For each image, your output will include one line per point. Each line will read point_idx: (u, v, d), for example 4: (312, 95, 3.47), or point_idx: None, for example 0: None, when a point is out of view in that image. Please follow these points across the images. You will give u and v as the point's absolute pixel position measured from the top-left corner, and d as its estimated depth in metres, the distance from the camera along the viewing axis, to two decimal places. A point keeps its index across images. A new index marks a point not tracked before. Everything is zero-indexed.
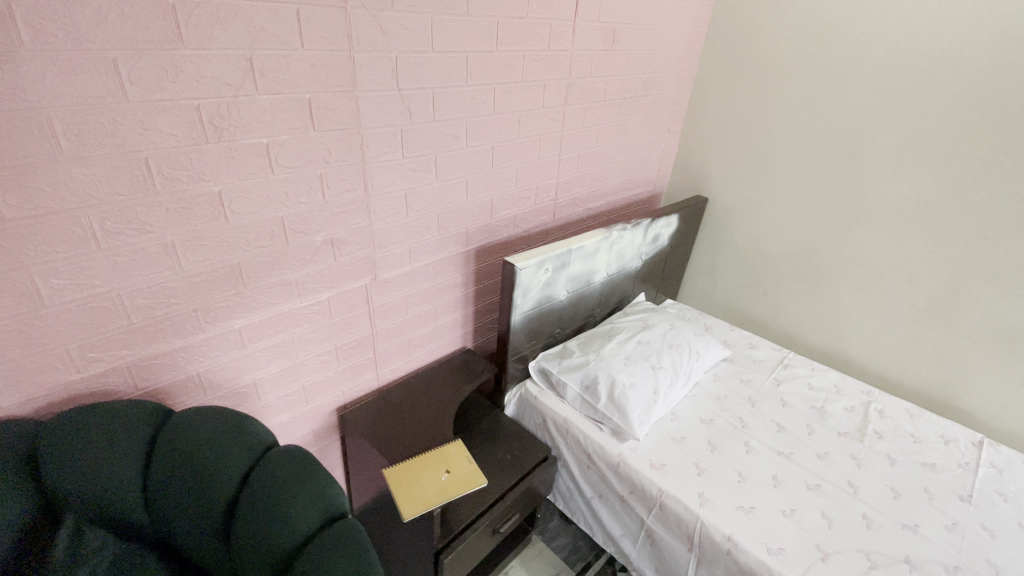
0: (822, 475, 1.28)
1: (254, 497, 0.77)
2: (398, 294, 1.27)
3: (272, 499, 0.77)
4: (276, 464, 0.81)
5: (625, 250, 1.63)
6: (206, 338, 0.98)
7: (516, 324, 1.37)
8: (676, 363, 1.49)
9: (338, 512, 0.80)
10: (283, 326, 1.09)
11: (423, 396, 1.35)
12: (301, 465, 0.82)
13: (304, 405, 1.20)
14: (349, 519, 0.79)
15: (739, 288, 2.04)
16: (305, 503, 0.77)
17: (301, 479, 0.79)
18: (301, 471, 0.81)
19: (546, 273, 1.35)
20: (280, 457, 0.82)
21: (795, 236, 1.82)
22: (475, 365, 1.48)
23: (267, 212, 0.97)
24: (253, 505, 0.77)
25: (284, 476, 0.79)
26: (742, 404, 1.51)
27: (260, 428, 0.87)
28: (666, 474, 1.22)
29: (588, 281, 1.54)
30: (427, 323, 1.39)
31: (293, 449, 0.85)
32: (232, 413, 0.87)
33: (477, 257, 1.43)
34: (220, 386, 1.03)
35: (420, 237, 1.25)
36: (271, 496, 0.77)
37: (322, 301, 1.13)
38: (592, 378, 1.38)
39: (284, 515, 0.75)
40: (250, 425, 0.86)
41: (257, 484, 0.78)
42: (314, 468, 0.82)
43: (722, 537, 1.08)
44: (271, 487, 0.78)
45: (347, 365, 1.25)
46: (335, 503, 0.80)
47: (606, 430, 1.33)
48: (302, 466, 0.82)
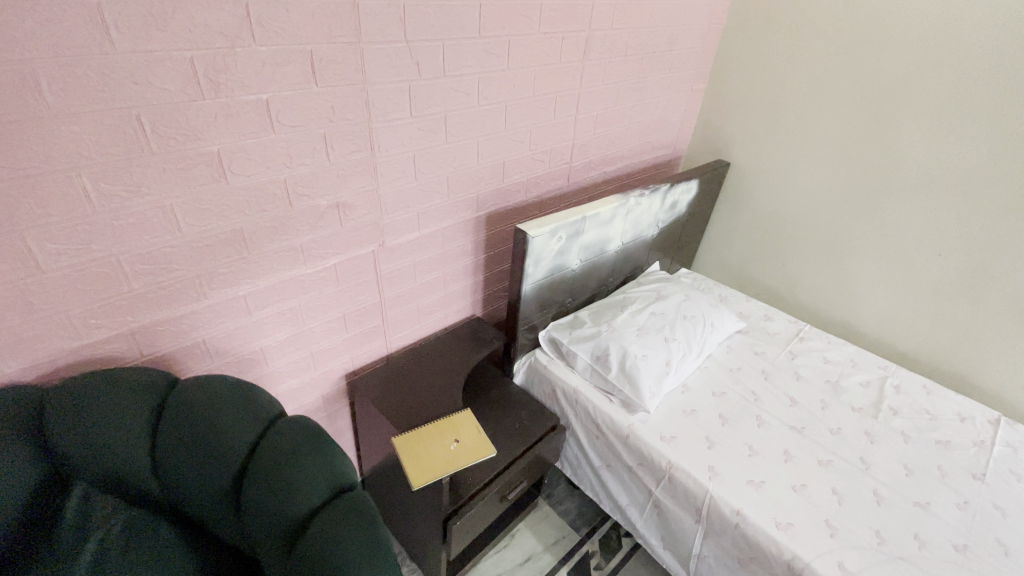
0: (834, 451, 1.27)
1: (263, 466, 0.77)
2: (407, 261, 1.24)
3: (280, 469, 0.76)
4: (284, 432, 0.80)
5: (641, 217, 1.57)
6: (211, 305, 0.96)
7: (527, 293, 1.34)
8: (689, 336, 1.46)
9: (348, 485, 0.80)
10: (290, 293, 1.06)
11: (432, 364, 1.33)
12: (311, 436, 0.81)
13: (312, 372, 1.19)
14: (359, 492, 0.79)
15: (757, 258, 1.98)
16: (315, 475, 0.77)
17: (310, 451, 0.79)
18: (312, 442, 0.80)
19: (559, 241, 1.30)
20: (288, 425, 0.81)
21: (819, 204, 1.73)
22: (485, 333, 1.46)
23: (269, 173, 0.92)
24: (263, 475, 0.76)
25: (293, 446, 0.78)
26: (755, 377, 1.49)
27: (268, 395, 0.86)
28: (676, 446, 1.21)
29: (602, 249, 1.49)
30: (436, 291, 1.36)
31: (302, 418, 0.84)
32: (239, 380, 0.86)
33: (488, 223, 1.38)
34: (226, 353, 1.02)
35: (429, 201, 1.20)
36: (279, 466, 0.76)
37: (328, 268, 1.10)
38: (603, 349, 1.35)
39: (293, 485, 0.75)
40: (258, 394, 0.85)
41: (267, 452, 0.78)
42: (324, 440, 0.81)
43: (730, 511, 1.08)
44: (281, 456, 0.77)
45: (356, 333, 1.23)
46: (345, 477, 0.80)
47: (615, 401, 1.32)
48: (312, 437, 0.81)
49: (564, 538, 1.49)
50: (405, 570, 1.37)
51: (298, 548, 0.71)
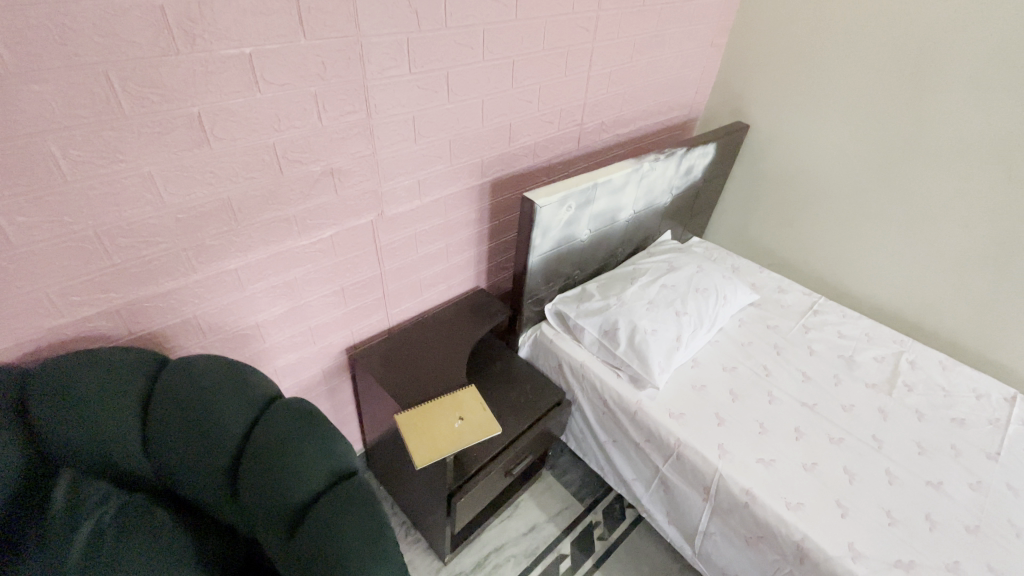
0: (846, 428, 1.24)
1: (259, 452, 0.74)
2: (407, 231, 1.17)
3: (278, 454, 0.73)
4: (281, 415, 0.77)
5: (655, 183, 1.49)
6: (201, 280, 0.90)
7: (534, 266, 1.28)
8: (701, 309, 1.41)
9: (349, 470, 0.77)
10: (285, 265, 1.01)
11: (435, 338, 1.29)
12: (309, 420, 0.78)
13: (311, 346, 1.15)
14: (361, 477, 0.76)
15: (772, 226, 1.90)
16: (314, 460, 0.74)
17: (308, 436, 0.76)
18: (311, 426, 0.77)
19: (568, 210, 1.23)
20: (285, 408, 0.79)
21: (842, 170, 1.64)
22: (489, 305, 1.41)
23: (256, 137, 0.84)
24: (259, 460, 0.74)
25: (291, 430, 0.76)
26: (767, 351, 1.44)
27: (263, 376, 0.83)
28: (685, 423, 1.18)
29: (612, 218, 1.42)
30: (438, 262, 1.30)
31: (298, 399, 0.81)
32: (232, 361, 0.83)
33: (493, 190, 1.30)
34: (220, 328, 0.98)
35: (430, 167, 1.12)
36: (276, 452, 0.74)
37: (325, 239, 1.04)
38: (612, 323, 1.31)
39: (291, 471, 0.72)
40: (253, 375, 0.82)
41: (263, 437, 0.75)
42: (323, 423, 0.78)
43: (740, 490, 1.06)
44: (279, 440, 0.74)
45: (355, 306, 1.18)
46: (346, 463, 0.77)
47: (623, 377, 1.28)
48: (310, 421, 0.78)
49: (568, 508, 1.50)
50: (410, 539, 1.38)
51: (297, 537, 0.69)
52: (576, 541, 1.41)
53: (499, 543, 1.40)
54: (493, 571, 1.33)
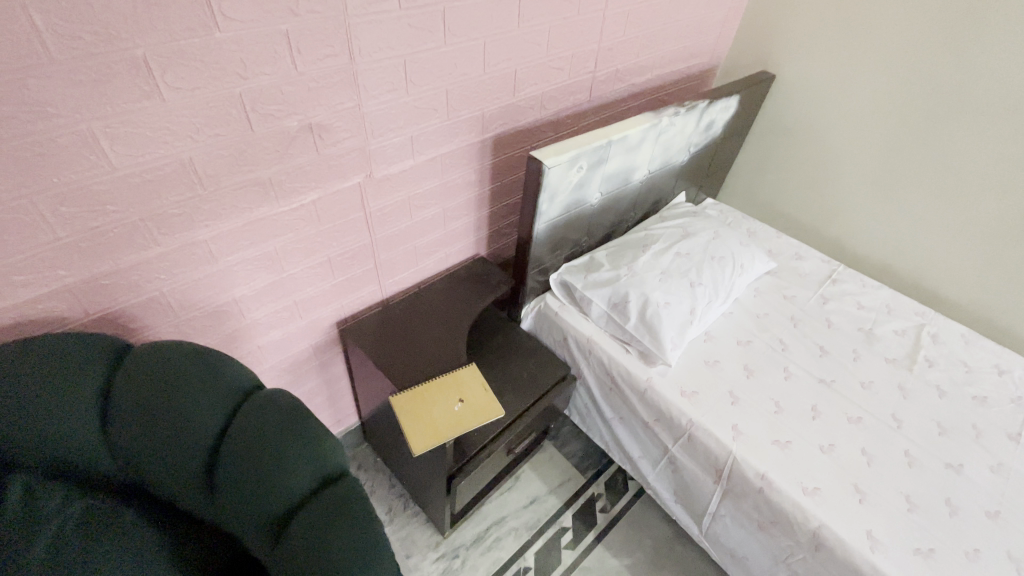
0: (865, 407, 1.18)
1: (236, 454, 0.67)
2: (400, 195, 1.05)
3: (257, 457, 0.66)
4: (259, 412, 0.70)
5: (672, 140, 1.35)
6: (166, 253, 0.80)
7: (540, 233, 1.17)
8: (716, 279, 1.32)
9: (338, 471, 0.70)
10: (263, 235, 0.90)
11: (432, 310, 1.20)
12: (291, 415, 0.70)
13: (297, 322, 1.06)
14: (350, 479, 0.69)
15: (792, 188, 1.78)
16: (299, 461, 0.67)
17: (289, 435, 0.68)
18: (293, 424, 0.69)
19: (579, 171, 1.11)
20: (263, 403, 0.71)
21: (874, 128, 1.50)
22: (490, 274, 1.31)
23: (219, 86, 0.71)
24: (237, 464, 0.67)
25: (270, 430, 0.68)
26: (784, 324, 1.37)
27: (237, 365, 0.75)
28: (697, 403, 1.12)
29: (625, 179, 1.29)
30: (435, 229, 1.19)
31: (278, 390, 0.74)
32: (202, 348, 0.74)
33: (495, 149, 1.17)
34: (193, 306, 0.88)
35: (425, 122, 0.99)
36: (254, 454, 0.67)
37: (307, 205, 0.92)
38: (622, 295, 1.21)
39: (270, 476, 0.65)
40: (225, 365, 0.73)
41: (240, 438, 0.68)
42: (306, 419, 0.71)
43: (754, 474, 1.00)
44: (257, 441, 0.67)
45: (344, 278, 1.08)
46: (335, 462, 0.70)
47: (632, 352, 1.20)
48: (292, 417, 0.70)
49: (569, 480, 1.47)
50: (409, 512, 1.35)
51: (282, 545, 0.63)
52: (577, 514, 1.39)
53: (499, 516, 1.37)
54: (493, 545, 1.31)
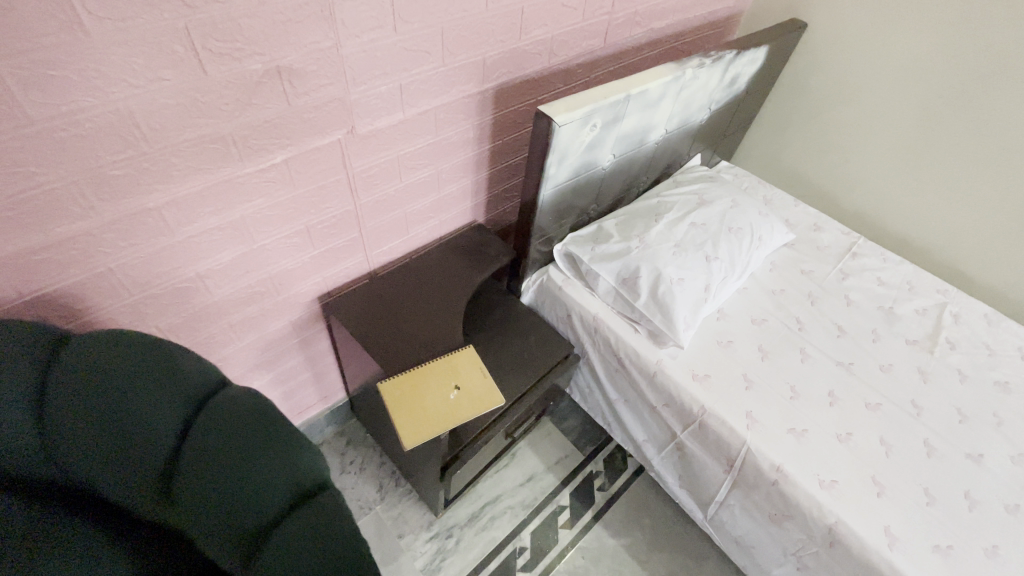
0: (883, 392, 1.12)
1: (198, 466, 0.58)
2: (387, 155, 0.92)
3: (220, 471, 0.58)
4: (222, 417, 0.61)
5: (694, 96, 1.21)
6: (110, 223, 0.68)
7: (546, 199, 1.05)
8: (733, 253, 1.22)
9: (318, 484, 0.61)
10: (227, 201, 0.77)
11: (424, 283, 1.09)
12: (260, 421, 0.62)
13: (274, 297, 0.95)
14: (330, 491, 0.60)
15: (814, 151, 1.65)
16: (270, 475, 0.58)
17: (258, 444, 0.60)
18: (262, 432, 0.61)
19: (592, 130, 0.98)
20: (227, 407, 0.62)
21: (913, 87, 1.36)
22: (489, 244, 1.19)
23: (157, 16, 0.57)
24: (198, 477, 0.58)
25: (236, 439, 0.59)
26: (801, 302, 1.28)
27: (198, 361, 0.66)
28: (710, 387, 1.04)
29: (641, 139, 1.16)
30: (427, 194, 1.06)
31: (247, 389, 0.65)
32: (157, 342, 0.65)
33: (496, 102, 1.02)
34: (148, 283, 0.77)
35: (416, 69, 0.84)
36: (218, 467, 0.58)
37: (278, 166, 0.79)
38: (632, 270, 1.11)
39: (238, 492, 0.57)
40: (184, 361, 0.64)
41: (201, 447, 0.59)
42: (278, 427, 0.62)
43: (769, 467, 0.94)
44: (221, 452, 0.58)
45: (325, 249, 0.97)
46: (313, 474, 0.61)
47: (641, 332, 1.12)
48: (262, 424, 0.61)
49: (567, 457, 1.42)
50: (400, 491, 1.30)
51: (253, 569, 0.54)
52: (575, 493, 1.34)
53: (495, 494, 1.32)
54: (488, 524, 1.27)
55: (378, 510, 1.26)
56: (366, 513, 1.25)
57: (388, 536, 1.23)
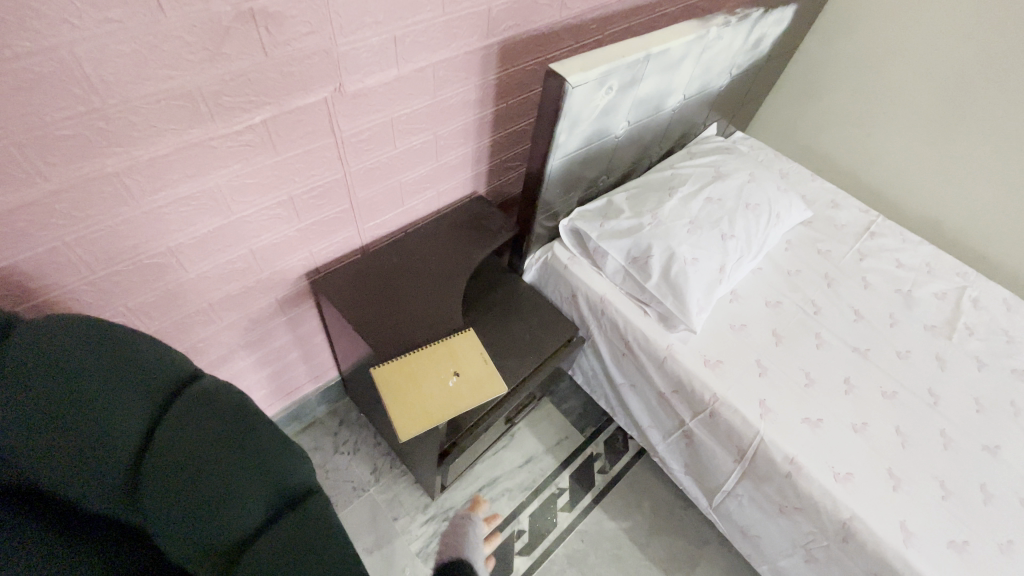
0: (899, 379, 1.07)
1: (164, 471, 0.52)
2: (380, 117, 0.83)
3: (190, 478, 0.51)
4: (192, 416, 0.54)
5: (716, 59, 1.11)
6: (62, 191, 0.59)
7: (554, 170, 0.97)
8: (749, 231, 1.15)
9: (304, 490, 0.55)
10: (198, 167, 0.68)
11: (421, 260, 1.02)
12: (236, 420, 0.55)
13: (257, 274, 0.88)
14: (316, 497, 0.54)
15: (835, 122, 1.56)
16: (247, 482, 0.52)
17: (234, 447, 0.53)
18: (238, 433, 0.54)
19: (607, 94, 0.89)
20: (197, 404, 0.55)
21: (949, 53, 1.26)
22: (490, 217, 1.11)
23: None
24: (165, 485, 0.52)
25: (208, 441, 0.53)
26: (817, 284, 1.22)
27: (163, 352, 0.59)
28: (722, 374, 0.99)
29: (657, 105, 1.07)
30: (424, 162, 0.97)
31: (219, 381, 0.59)
32: (115, 330, 0.57)
33: (502, 60, 0.92)
34: (113, 258, 0.69)
35: (413, 18, 0.74)
36: (188, 473, 0.52)
37: (256, 128, 0.70)
38: (644, 248, 1.04)
39: (210, 502, 0.51)
40: (146, 353, 0.57)
41: (168, 451, 0.53)
42: (255, 427, 0.56)
43: (783, 458, 0.90)
44: (190, 457, 0.52)
45: (313, 221, 0.88)
46: (297, 480, 0.55)
47: (651, 314, 1.05)
48: (238, 423, 0.55)
49: (567, 439, 1.38)
50: (395, 473, 1.26)
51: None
52: (575, 475, 1.31)
53: (492, 476, 1.29)
54: (485, 507, 1.24)
55: (372, 491, 1.22)
56: (360, 495, 1.22)
57: (383, 518, 1.19)
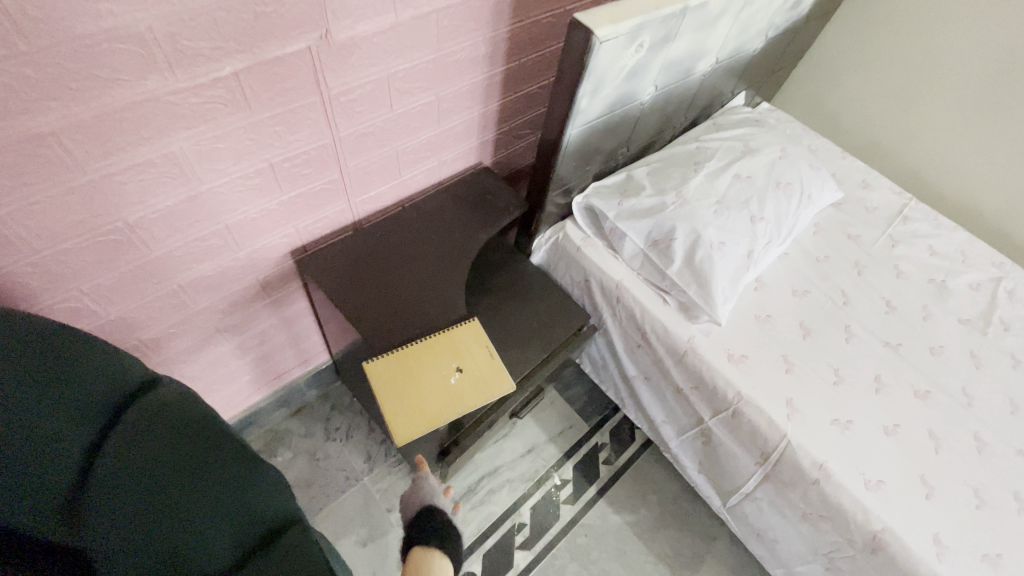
0: (932, 378, 1.00)
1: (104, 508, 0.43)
2: (373, 73, 0.71)
3: (137, 515, 0.43)
4: (140, 437, 0.46)
5: (755, 17, 0.98)
6: None
7: (572, 140, 0.86)
8: (779, 213, 1.05)
9: (278, 523, 0.48)
10: (157, 128, 0.57)
11: (420, 238, 0.92)
12: (195, 443, 0.47)
13: (235, 252, 0.77)
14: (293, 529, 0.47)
15: (870, 95, 1.43)
16: (205, 517, 0.45)
17: (190, 478, 0.45)
18: (198, 460, 0.47)
19: (636, 52, 0.77)
20: (149, 422, 0.47)
21: (1009, 18, 1.14)
22: (496, 192, 1.00)
23: None
24: (103, 525, 0.43)
25: (161, 468, 0.45)
26: (847, 271, 1.13)
27: (106, 356, 0.49)
28: (747, 370, 0.91)
29: (687, 69, 0.95)
30: (424, 128, 0.86)
31: (179, 394, 0.51)
32: (44, 325, 0.47)
33: (517, 9, 0.80)
34: (58, 235, 0.58)
35: None
36: (133, 509, 0.43)
37: (227, 82, 0.59)
38: (666, 230, 0.94)
39: (159, 545, 0.42)
40: (84, 357, 0.47)
41: (113, 478, 0.44)
42: (218, 451, 0.48)
43: (811, 464, 0.83)
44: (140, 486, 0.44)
45: (297, 194, 0.77)
46: (268, 512, 0.47)
47: (670, 303, 0.97)
48: (197, 446, 0.47)
49: (571, 428, 1.31)
50: (390, 462, 1.19)
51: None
52: (579, 466, 1.25)
53: (492, 466, 1.22)
54: (485, 498, 1.18)
55: (366, 481, 1.16)
56: (354, 484, 1.15)
57: (376, 510, 1.13)
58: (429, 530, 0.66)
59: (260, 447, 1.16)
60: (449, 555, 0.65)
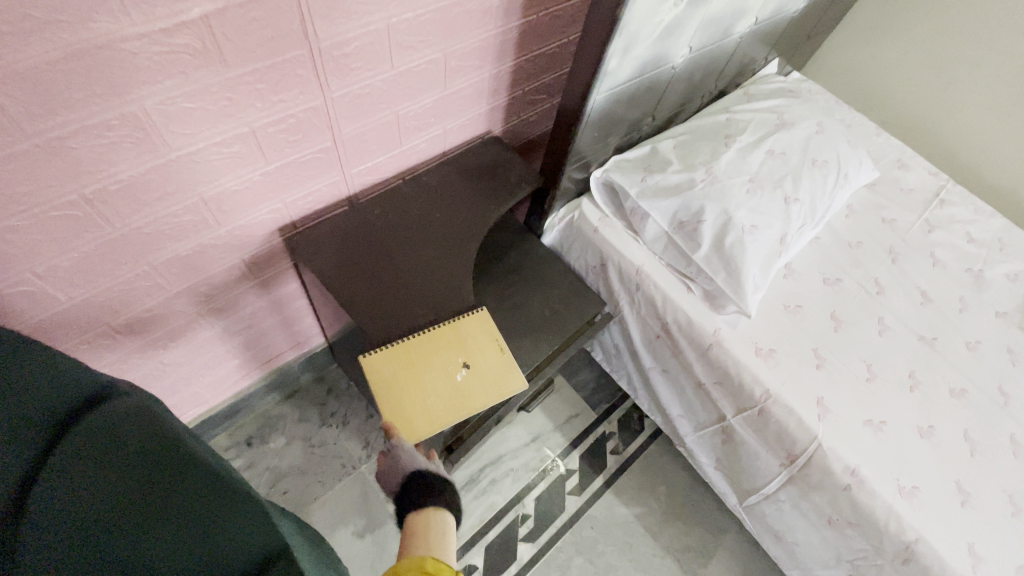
0: (969, 374, 0.93)
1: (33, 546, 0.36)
2: (369, 23, 0.60)
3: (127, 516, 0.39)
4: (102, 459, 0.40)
5: None
6: None
7: (596, 109, 0.76)
8: (814, 194, 0.96)
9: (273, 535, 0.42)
10: (113, 84, 0.48)
11: (423, 216, 0.83)
12: (154, 474, 0.42)
13: (216, 229, 0.69)
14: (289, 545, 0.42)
15: (910, 66, 1.32)
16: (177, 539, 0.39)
17: (144, 515, 0.39)
18: (155, 493, 0.41)
19: (675, 6, 0.67)
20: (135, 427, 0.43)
21: None
22: (508, 165, 0.91)
23: None
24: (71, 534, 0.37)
25: (123, 495, 0.40)
26: (880, 258, 1.05)
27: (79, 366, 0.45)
28: (776, 366, 0.85)
29: (725, 29, 0.85)
30: (429, 90, 0.76)
31: (141, 413, 0.44)
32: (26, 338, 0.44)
33: None
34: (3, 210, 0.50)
35: None
36: (71, 552, 0.37)
37: (196, 29, 0.49)
38: (693, 211, 0.86)
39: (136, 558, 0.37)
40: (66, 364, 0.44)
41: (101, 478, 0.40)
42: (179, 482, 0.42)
43: (842, 469, 0.78)
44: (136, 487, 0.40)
45: (284, 164, 0.68)
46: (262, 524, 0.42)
47: (694, 291, 0.90)
48: (155, 476, 0.41)
49: (578, 416, 1.25)
50: None
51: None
52: (586, 456, 1.20)
53: (496, 455, 1.17)
54: (488, 488, 1.13)
55: (363, 469, 1.10)
56: (350, 473, 1.09)
57: (374, 499, 1.07)
58: (418, 498, 0.58)
59: (251, 433, 1.10)
60: (449, 509, 0.58)
